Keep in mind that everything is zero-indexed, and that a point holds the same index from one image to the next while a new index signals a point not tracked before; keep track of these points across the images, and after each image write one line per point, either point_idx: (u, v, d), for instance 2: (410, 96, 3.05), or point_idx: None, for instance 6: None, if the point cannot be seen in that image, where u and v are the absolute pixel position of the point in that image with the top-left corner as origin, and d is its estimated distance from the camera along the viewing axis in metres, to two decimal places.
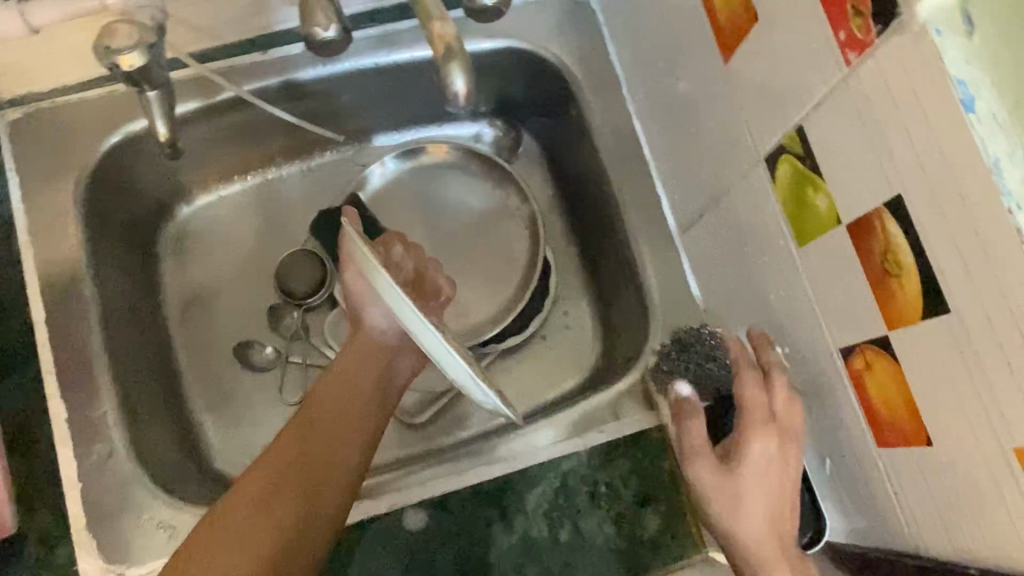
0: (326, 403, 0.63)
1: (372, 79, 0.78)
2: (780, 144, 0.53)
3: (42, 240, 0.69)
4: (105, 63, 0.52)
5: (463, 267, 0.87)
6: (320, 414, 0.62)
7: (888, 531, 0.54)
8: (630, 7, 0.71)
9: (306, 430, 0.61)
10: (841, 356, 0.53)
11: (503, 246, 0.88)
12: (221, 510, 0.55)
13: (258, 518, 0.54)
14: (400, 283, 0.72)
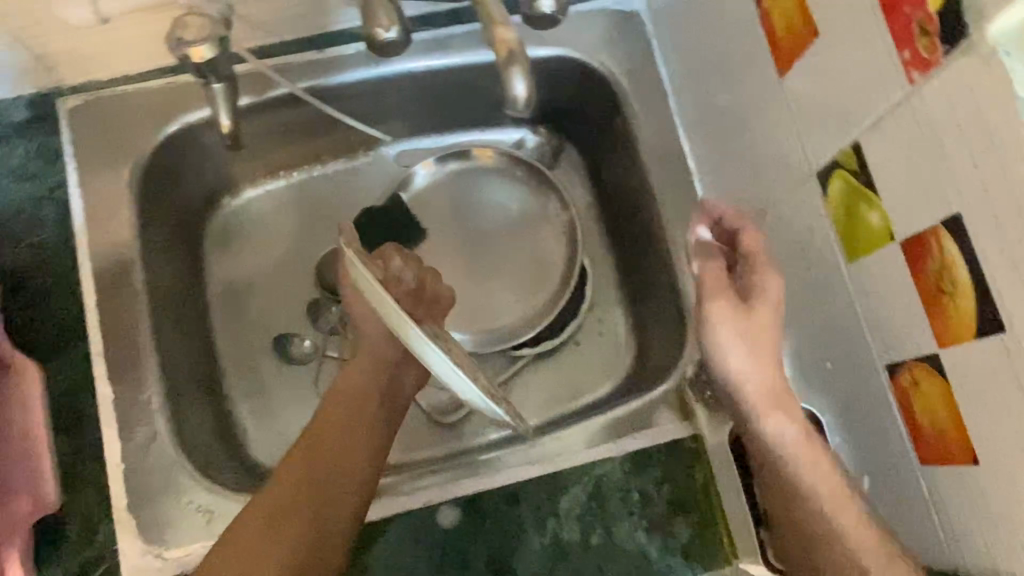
0: (330, 425, 0.65)
1: (423, 82, 0.80)
2: (834, 159, 0.53)
3: (96, 225, 0.70)
4: (176, 55, 0.53)
5: (501, 270, 0.87)
6: (323, 440, 0.65)
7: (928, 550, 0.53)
8: (683, 19, 0.71)
9: (309, 454, 0.64)
10: (888, 373, 0.53)
11: (542, 251, 0.88)
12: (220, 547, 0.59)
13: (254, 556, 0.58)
14: (403, 295, 0.68)
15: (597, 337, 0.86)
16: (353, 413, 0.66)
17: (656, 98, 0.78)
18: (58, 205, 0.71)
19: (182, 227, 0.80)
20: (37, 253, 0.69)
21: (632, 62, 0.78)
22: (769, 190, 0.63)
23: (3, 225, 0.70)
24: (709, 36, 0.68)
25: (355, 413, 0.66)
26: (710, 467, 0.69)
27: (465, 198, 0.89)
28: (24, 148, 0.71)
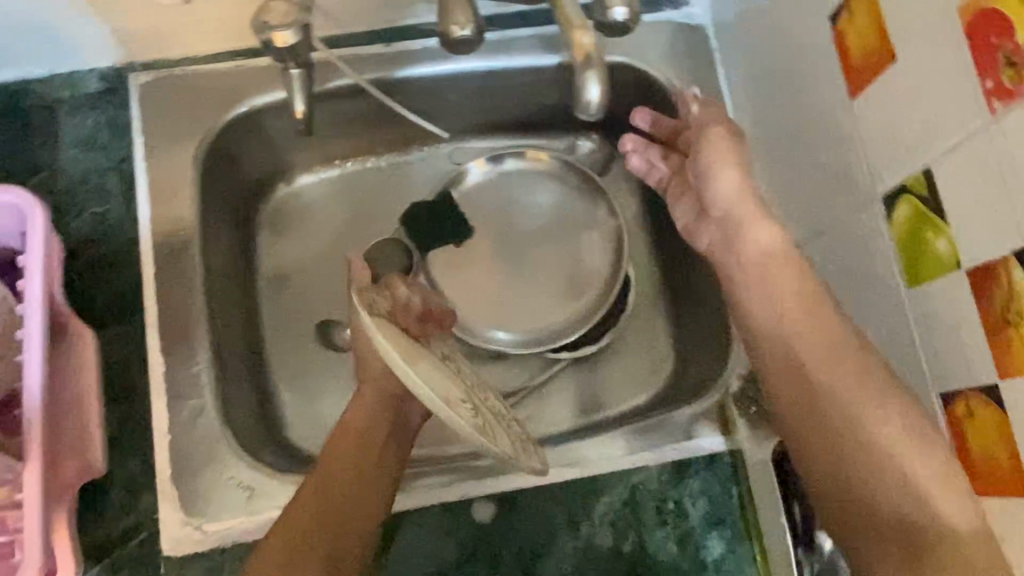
0: (337, 455, 0.62)
1: (485, 82, 0.81)
2: (901, 184, 0.54)
3: (158, 198, 0.72)
4: (260, 38, 0.54)
5: (546, 272, 0.87)
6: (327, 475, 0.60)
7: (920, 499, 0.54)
8: (750, 36, 0.72)
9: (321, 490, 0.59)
10: (941, 401, 0.53)
11: (589, 256, 0.88)
12: None
13: None
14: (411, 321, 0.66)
15: (636, 347, 0.86)
16: (361, 442, 0.63)
17: None
18: (123, 177, 0.72)
19: (237, 207, 0.81)
20: (101, 223, 0.71)
21: (693, 74, 0.78)
22: (829, 210, 0.63)
23: (70, 193, 0.72)
24: (777, 54, 0.68)
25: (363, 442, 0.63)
26: (746, 483, 0.70)
27: (515, 200, 0.89)
28: (94, 120, 0.73)
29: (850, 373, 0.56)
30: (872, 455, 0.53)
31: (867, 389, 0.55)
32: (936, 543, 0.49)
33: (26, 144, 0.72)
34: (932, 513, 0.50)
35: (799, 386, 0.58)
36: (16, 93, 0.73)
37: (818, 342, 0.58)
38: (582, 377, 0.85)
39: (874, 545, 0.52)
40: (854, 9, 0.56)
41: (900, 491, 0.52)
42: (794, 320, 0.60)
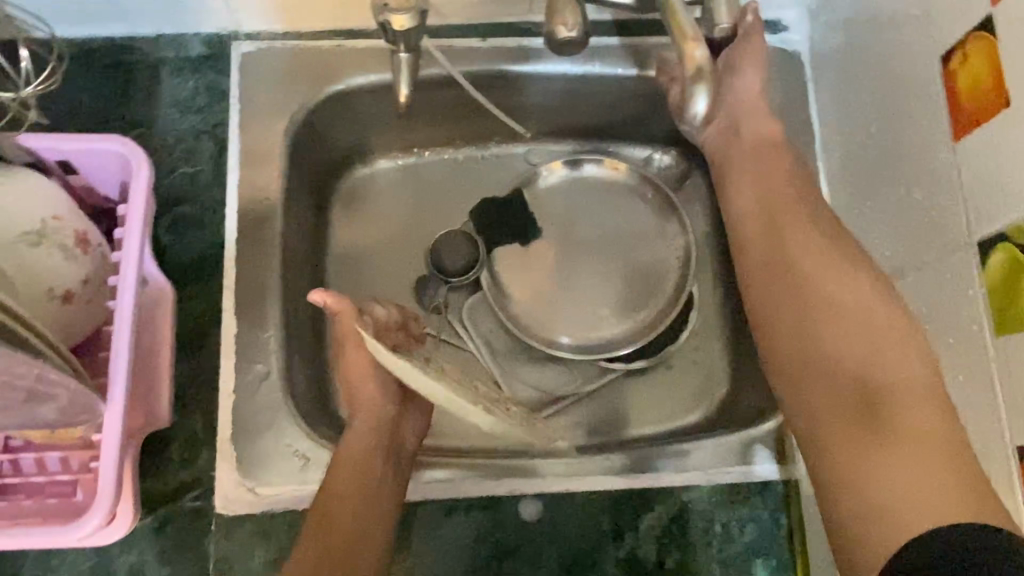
0: (337, 483, 0.62)
1: (572, 86, 0.81)
2: (999, 231, 0.53)
3: (246, 165, 0.73)
4: (377, 20, 0.55)
5: (610, 281, 0.87)
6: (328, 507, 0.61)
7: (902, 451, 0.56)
8: (851, 68, 0.71)
9: (323, 521, 0.60)
10: (1017, 455, 0.52)
11: (654, 268, 0.87)
12: None
13: None
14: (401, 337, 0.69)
15: (690, 366, 0.86)
16: (360, 465, 0.63)
17: (802, 138, 0.77)
18: (216, 141, 0.75)
19: (316, 182, 0.82)
20: (190, 183, 0.73)
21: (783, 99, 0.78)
22: (916, 249, 0.62)
23: (164, 151, 0.74)
24: (877, 89, 0.67)
25: (363, 469, 0.63)
26: (797, 514, 0.69)
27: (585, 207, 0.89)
28: (194, 83, 0.75)
29: (836, 264, 0.61)
30: (844, 329, 0.57)
31: (850, 277, 0.59)
32: (897, 401, 0.52)
33: (127, 98, 0.74)
34: (894, 376, 0.53)
35: (786, 268, 0.62)
36: (123, 49, 0.75)
37: (808, 238, 0.63)
38: (633, 390, 0.85)
39: (835, 412, 0.55)
40: (970, 52, 0.56)
41: (862, 358, 0.55)
42: (785, 218, 0.65)
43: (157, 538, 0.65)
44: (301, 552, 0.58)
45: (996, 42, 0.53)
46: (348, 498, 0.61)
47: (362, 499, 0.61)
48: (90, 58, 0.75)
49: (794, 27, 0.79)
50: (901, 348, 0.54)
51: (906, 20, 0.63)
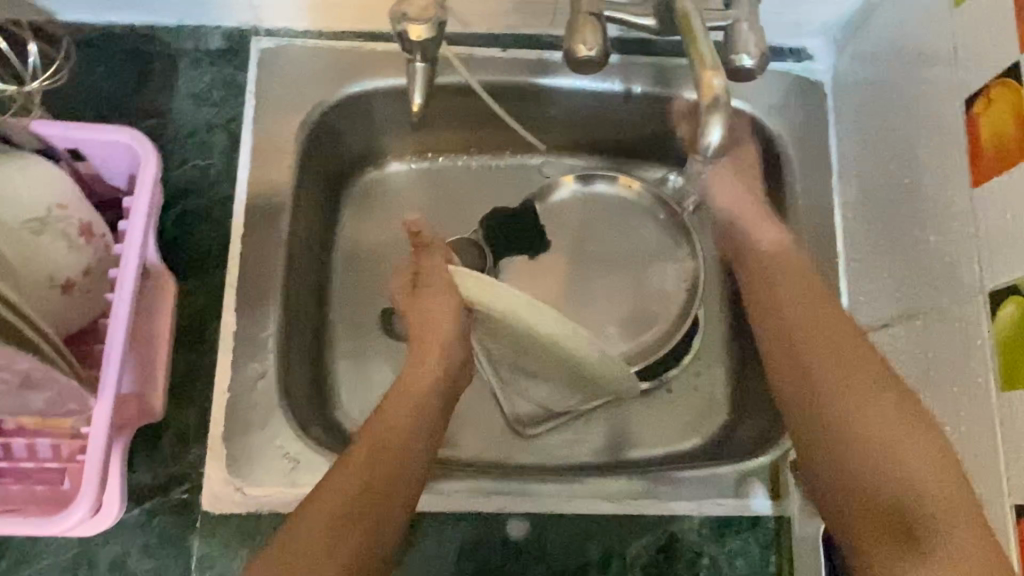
0: (381, 421, 0.59)
1: (591, 102, 0.80)
2: (1012, 283, 0.52)
3: (259, 162, 0.73)
4: (395, 28, 0.55)
5: (615, 300, 0.86)
6: (361, 441, 0.57)
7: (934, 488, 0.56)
8: (874, 103, 0.70)
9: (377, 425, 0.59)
10: (1014, 514, 0.51)
11: (660, 289, 0.86)
12: (285, 530, 0.51)
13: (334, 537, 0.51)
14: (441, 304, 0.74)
15: (691, 391, 0.85)
16: (403, 409, 0.61)
17: (819, 169, 0.76)
18: (229, 135, 0.74)
19: (328, 181, 0.82)
20: (201, 176, 0.73)
21: (804, 130, 0.77)
22: (927, 293, 0.61)
23: (176, 142, 0.73)
24: (897, 127, 0.66)
25: (400, 415, 0.60)
26: (788, 553, 0.69)
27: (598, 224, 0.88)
28: (211, 76, 0.75)
29: (853, 363, 0.56)
30: (863, 431, 0.52)
31: (861, 378, 0.55)
32: (930, 517, 0.48)
33: (143, 87, 0.74)
34: (919, 482, 0.49)
35: (799, 376, 0.58)
36: (144, 38, 0.75)
37: (823, 336, 0.58)
38: (633, 412, 0.84)
39: (868, 519, 0.51)
40: (994, 96, 0.55)
41: (886, 457, 0.51)
42: (801, 317, 0.61)
43: (140, 531, 0.65)
44: (327, 476, 0.55)
45: (1022, 88, 0.52)
46: (379, 439, 0.57)
47: (394, 441, 0.58)
48: (109, 45, 0.75)
49: (819, 57, 0.78)
50: (921, 453, 0.50)
51: (932, 59, 0.62)
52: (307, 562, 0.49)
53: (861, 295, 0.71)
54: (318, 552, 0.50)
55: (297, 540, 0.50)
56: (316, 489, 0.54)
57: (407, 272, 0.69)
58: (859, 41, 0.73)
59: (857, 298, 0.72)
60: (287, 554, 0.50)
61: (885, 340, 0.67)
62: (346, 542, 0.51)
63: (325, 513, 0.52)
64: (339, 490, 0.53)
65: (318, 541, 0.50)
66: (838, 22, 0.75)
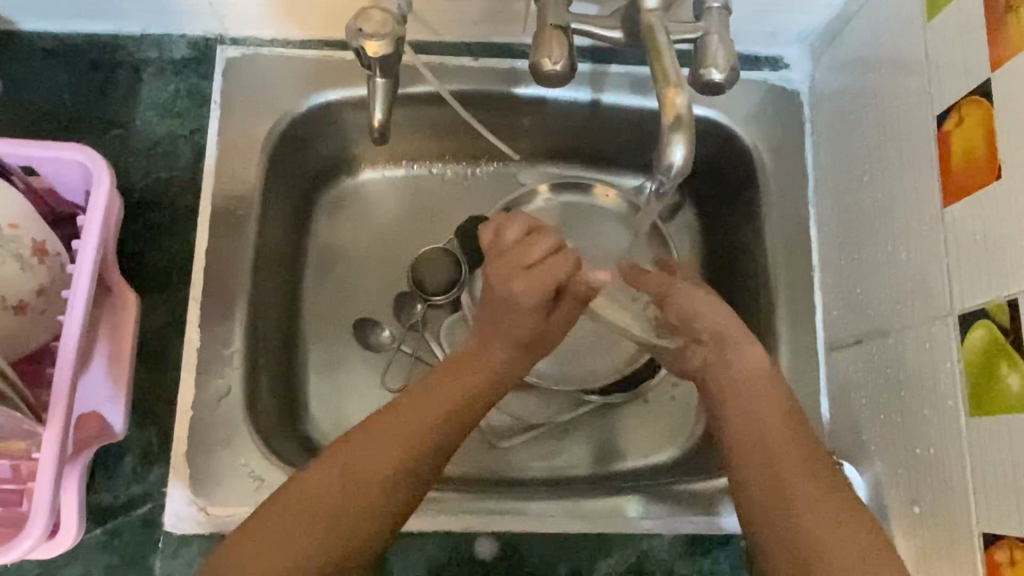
0: (438, 390, 0.59)
1: (564, 111, 0.79)
2: (982, 307, 0.51)
3: (223, 174, 0.72)
4: (351, 44, 0.54)
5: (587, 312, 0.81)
6: (410, 402, 0.58)
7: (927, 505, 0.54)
8: (849, 114, 0.69)
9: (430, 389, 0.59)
10: (983, 541, 0.50)
11: None
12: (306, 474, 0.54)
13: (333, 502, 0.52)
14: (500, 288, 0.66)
15: (668, 402, 0.81)
16: (460, 384, 0.60)
17: (795, 181, 0.75)
18: (193, 147, 0.73)
19: (297, 190, 0.79)
20: (165, 189, 0.72)
21: (779, 140, 0.75)
22: (898, 312, 0.61)
23: (140, 154, 0.72)
24: (871, 141, 0.65)
25: (457, 394, 0.59)
26: None
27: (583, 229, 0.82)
28: (175, 86, 0.74)
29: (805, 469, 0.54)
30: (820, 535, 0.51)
31: (810, 479, 0.53)
32: None
33: (107, 97, 0.73)
34: None
35: (752, 451, 0.56)
36: (106, 47, 0.74)
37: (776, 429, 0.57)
38: (611, 424, 0.80)
39: None
40: (965, 115, 0.53)
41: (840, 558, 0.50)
42: (739, 448, 0.57)
43: (102, 552, 0.64)
44: (367, 428, 0.56)
45: (992, 108, 0.51)
46: (432, 409, 0.57)
47: (443, 420, 0.57)
48: (71, 55, 0.73)
49: (795, 66, 0.77)
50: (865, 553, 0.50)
51: (905, 73, 0.61)
52: (321, 514, 0.52)
53: (834, 310, 0.70)
54: (333, 511, 0.52)
55: (318, 493, 0.53)
56: (352, 441, 0.55)
57: (541, 284, 0.62)
58: (835, 50, 0.72)
59: (831, 313, 0.71)
60: (303, 505, 0.52)
61: (859, 357, 0.66)
62: (361, 513, 0.53)
63: (353, 477, 0.53)
64: (374, 459, 0.54)
65: (337, 501, 0.53)
66: (815, 30, 0.74)
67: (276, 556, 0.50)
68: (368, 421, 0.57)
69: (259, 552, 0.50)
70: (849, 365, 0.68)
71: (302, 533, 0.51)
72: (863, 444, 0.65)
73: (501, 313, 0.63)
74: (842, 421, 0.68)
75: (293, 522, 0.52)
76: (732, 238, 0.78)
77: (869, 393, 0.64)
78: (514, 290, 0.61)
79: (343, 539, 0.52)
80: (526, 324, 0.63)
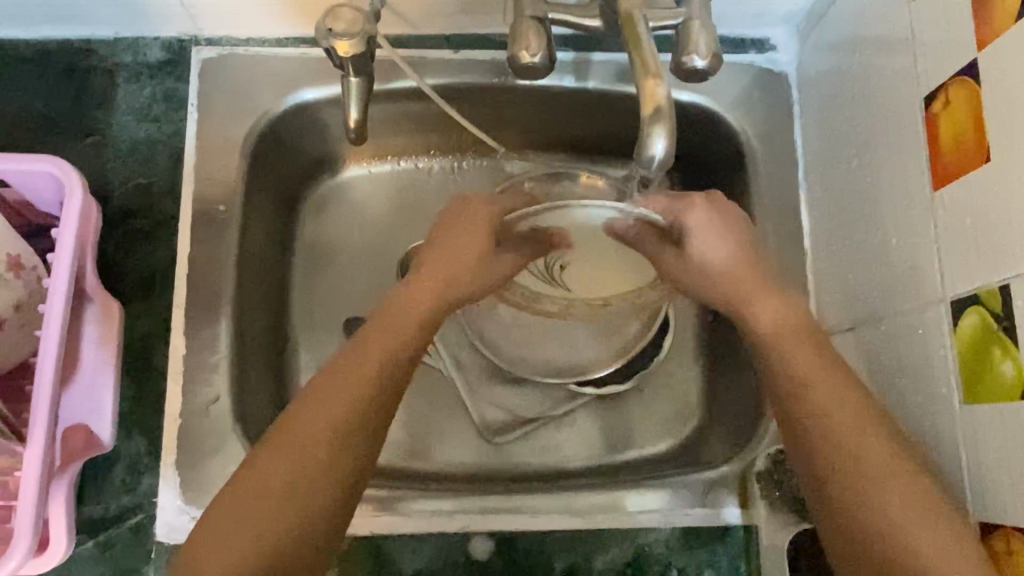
0: (372, 339, 0.56)
1: (551, 102, 0.77)
2: (973, 293, 0.50)
3: (203, 177, 0.71)
4: (323, 44, 0.53)
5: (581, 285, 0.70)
6: (344, 363, 0.55)
7: None
8: (838, 96, 0.67)
9: (360, 346, 0.56)
10: (981, 532, 0.49)
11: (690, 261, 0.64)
12: (243, 465, 0.52)
13: (265, 491, 0.50)
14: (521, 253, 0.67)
15: (663, 391, 0.79)
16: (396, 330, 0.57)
17: (784, 164, 0.74)
18: (172, 150, 0.72)
19: (281, 189, 0.77)
20: (144, 195, 0.71)
21: (767, 124, 0.74)
22: (890, 297, 0.59)
23: (119, 159, 0.72)
24: (861, 122, 0.64)
25: (395, 340, 0.57)
26: (756, 562, 0.68)
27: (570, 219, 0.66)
28: (151, 89, 0.73)
29: (855, 432, 0.53)
30: (823, 410, 0.54)
31: (831, 389, 0.55)
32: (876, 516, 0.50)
33: (83, 103, 0.72)
34: (856, 458, 0.52)
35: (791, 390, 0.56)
36: (79, 52, 0.73)
37: (836, 401, 0.54)
38: (607, 416, 0.78)
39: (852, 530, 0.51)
40: (952, 96, 0.52)
41: (833, 428, 0.53)
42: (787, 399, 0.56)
43: (95, 563, 0.64)
44: (305, 403, 0.53)
45: (980, 88, 0.50)
46: (367, 362, 0.55)
47: (381, 368, 0.55)
48: (44, 60, 0.72)
49: (782, 47, 0.76)
50: (927, 522, 0.49)
51: (893, 54, 0.59)
52: (270, 494, 0.50)
53: (827, 295, 0.69)
54: (279, 487, 0.51)
55: (261, 475, 0.51)
56: (294, 415, 0.53)
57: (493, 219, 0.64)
58: (822, 30, 0.70)
59: (824, 297, 0.70)
60: (252, 488, 0.51)
61: (852, 342, 0.65)
62: (313, 485, 0.51)
63: (299, 451, 0.52)
64: (314, 426, 0.52)
65: (279, 482, 0.51)
66: (801, 12, 0.72)
67: (231, 543, 0.49)
68: (304, 394, 0.54)
69: (207, 556, 0.49)
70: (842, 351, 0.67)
71: (247, 519, 0.50)
72: None
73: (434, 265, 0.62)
74: None
75: (238, 509, 0.50)
76: None
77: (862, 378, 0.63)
78: (451, 250, 0.62)
79: (299, 511, 0.50)
80: (467, 264, 0.62)
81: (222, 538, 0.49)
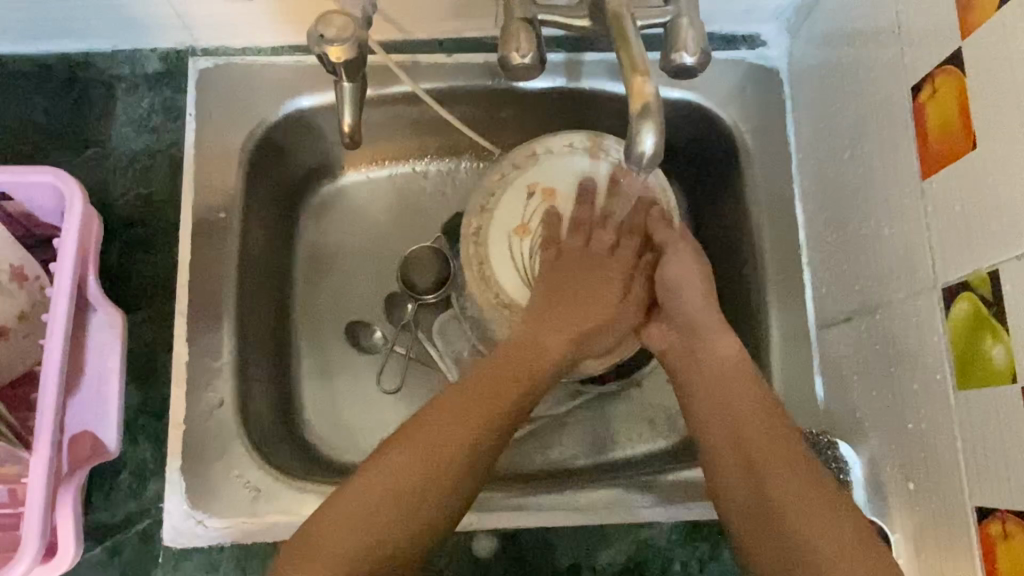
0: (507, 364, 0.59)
1: (546, 104, 0.78)
2: (963, 280, 0.50)
3: (202, 186, 0.71)
4: (314, 50, 0.54)
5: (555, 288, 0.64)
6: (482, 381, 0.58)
7: (930, 477, 0.54)
8: (828, 90, 0.68)
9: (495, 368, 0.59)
10: (977, 516, 0.50)
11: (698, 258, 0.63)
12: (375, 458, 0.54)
13: (396, 488, 0.52)
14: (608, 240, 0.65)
15: (664, 387, 0.79)
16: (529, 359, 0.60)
17: (777, 158, 0.74)
18: (170, 160, 0.73)
19: (280, 197, 0.78)
20: (145, 205, 0.72)
21: (759, 119, 0.74)
22: (884, 287, 0.60)
23: (119, 170, 0.73)
24: (851, 114, 0.64)
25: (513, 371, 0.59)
26: None
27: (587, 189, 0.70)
28: (149, 101, 0.74)
29: (754, 419, 0.57)
30: (725, 397, 0.59)
31: (739, 383, 0.59)
32: (769, 480, 0.53)
33: (82, 116, 0.73)
34: (751, 435, 0.56)
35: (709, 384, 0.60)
36: (78, 65, 0.74)
37: (743, 390, 0.59)
38: (607, 415, 0.79)
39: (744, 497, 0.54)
40: (939, 85, 0.53)
41: (734, 409, 0.58)
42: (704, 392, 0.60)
43: (104, 568, 0.65)
44: (440, 414, 0.56)
45: (966, 77, 0.50)
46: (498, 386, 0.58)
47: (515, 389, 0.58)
48: (45, 75, 0.73)
49: (773, 43, 0.76)
50: (820, 518, 0.50)
51: (880, 47, 0.60)
52: (392, 496, 0.52)
53: (823, 287, 0.70)
54: (411, 484, 0.53)
55: (395, 473, 0.53)
56: (430, 420, 0.55)
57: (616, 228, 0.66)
58: (811, 25, 0.71)
59: (820, 289, 0.70)
60: (382, 482, 0.52)
61: (850, 333, 0.65)
62: (432, 488, 0.53)
63: (429, 452, 0.54)
64: (449, 436, 0.55)
65: (412, 479, 0.53)
66: (790, 7, 0.73)
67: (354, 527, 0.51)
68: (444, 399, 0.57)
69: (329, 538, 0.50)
70: (839, 341, 0.67)
71: (371, 511, 0.51)
72: (858, 422, 0.64)
73: (573, 293, 0.63)
74: (837, 396, 0.67)
75: (364, 502, 0.52)
76: (719, 219, 0.77)
77: (859, 368, 0.64)
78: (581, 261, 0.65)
79: (421, 513, 0.52)
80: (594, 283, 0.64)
81: (345, 523, 0.51)
